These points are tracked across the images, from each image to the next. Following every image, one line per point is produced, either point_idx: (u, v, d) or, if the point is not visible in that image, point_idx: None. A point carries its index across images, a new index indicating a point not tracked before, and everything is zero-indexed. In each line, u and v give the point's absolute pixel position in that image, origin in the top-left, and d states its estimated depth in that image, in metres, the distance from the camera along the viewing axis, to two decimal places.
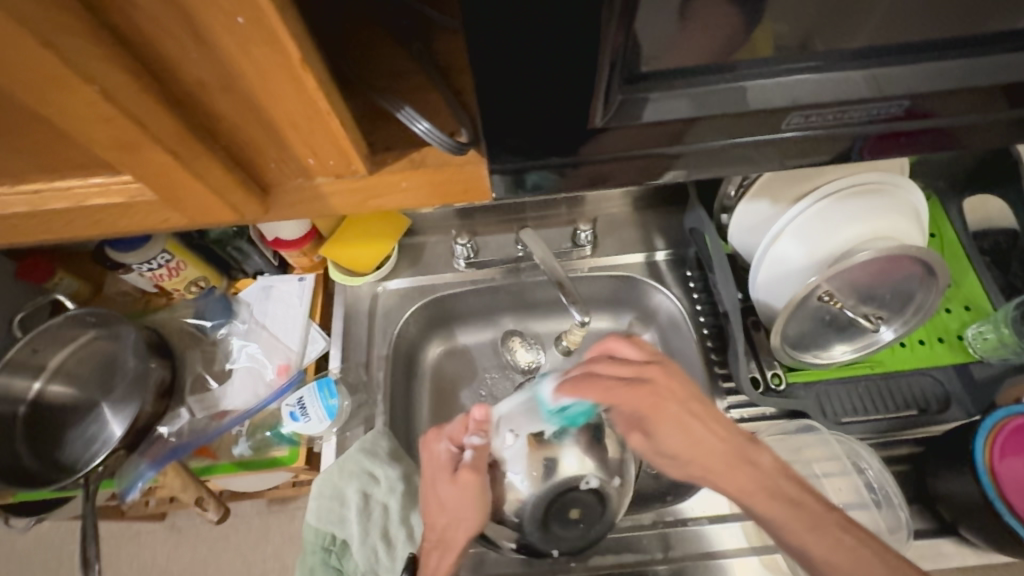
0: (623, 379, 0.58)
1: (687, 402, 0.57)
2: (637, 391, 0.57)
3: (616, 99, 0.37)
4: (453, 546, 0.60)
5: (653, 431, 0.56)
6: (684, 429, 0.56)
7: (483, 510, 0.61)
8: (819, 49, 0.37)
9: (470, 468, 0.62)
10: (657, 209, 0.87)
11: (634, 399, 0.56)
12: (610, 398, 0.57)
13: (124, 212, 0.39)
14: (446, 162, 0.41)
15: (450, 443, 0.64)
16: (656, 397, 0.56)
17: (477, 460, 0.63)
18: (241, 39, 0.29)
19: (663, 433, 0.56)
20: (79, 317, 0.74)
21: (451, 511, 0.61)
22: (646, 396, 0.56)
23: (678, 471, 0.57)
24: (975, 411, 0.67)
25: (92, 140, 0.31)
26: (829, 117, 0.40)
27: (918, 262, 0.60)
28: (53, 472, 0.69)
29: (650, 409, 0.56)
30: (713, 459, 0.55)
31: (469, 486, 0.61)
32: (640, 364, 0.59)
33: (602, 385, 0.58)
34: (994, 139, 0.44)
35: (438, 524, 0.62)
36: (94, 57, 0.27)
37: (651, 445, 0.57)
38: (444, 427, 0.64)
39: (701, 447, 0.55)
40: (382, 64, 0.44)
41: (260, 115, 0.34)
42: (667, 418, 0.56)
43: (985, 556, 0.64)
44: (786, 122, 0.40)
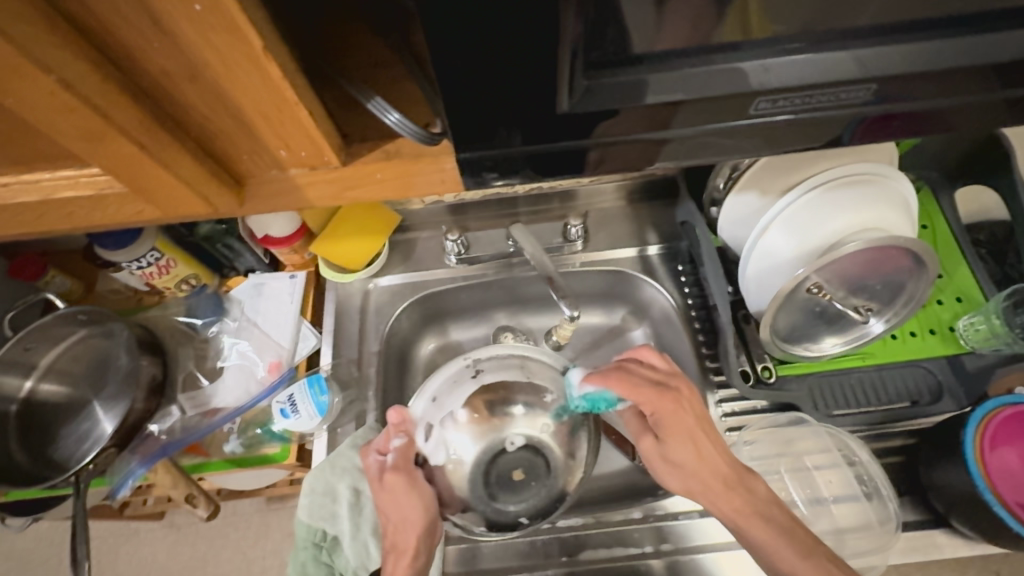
0: (650, 381, 0.59)
1: (702, 418, 0.58)
2: (661, 396, 0.58)
3: (580, 85, 0.37)
4: (404, 549, 0.59)
5: (664, 438, 0.58)
6: (694, 442, 0.57)
7: (427, 505, 0.61)
8: (802, 31, 0.36)
9: (396, 470, 0.62)
10: (650, 203, 0.87)
11: (658, 402, 0.58)
12: (636, 394, 0.58)
13: (97, 205, 0.39)
14: (419, 153, 0.42)
15: (379, 452, 0.63)
16: (677, 406, 0.58)
17: (400, 461, 0.63)
18: (203, 28, 0.28)
19: (674, 444, 0.57)
20: (69, 315, 0.73)
21: (394, 517, 0.61)
22: (669, 402, 0.58)
23: (677, 482, 0.58)
24: (967, 403, 0.67)
25: (55, 130, 0.31)
26: (795, 103, 0.40)
27: (906, 253, 0.60)
28: (44, 470, 0.70)
29: (671, 415, 0.57)
30: (713, 477, 0.56)
31: (399, 487, 0.61)
32: (666, 371, 0.60)
33: (633, 381, 0.59)
34: (974, 121, 0.43)
35: (387, 534, 0.61)
36: (50, 46, 0.27)
37: (659, 449, 0.59)
38: (370, 441, 0.64)
39: (705, 463, 0.56)
40: (362, 57, 0.44)
41: (228, 106, 0.34)
42: (681, 428, 0.57)
43: (978, 547, 0.64)
44: (750, 107, 0.40)
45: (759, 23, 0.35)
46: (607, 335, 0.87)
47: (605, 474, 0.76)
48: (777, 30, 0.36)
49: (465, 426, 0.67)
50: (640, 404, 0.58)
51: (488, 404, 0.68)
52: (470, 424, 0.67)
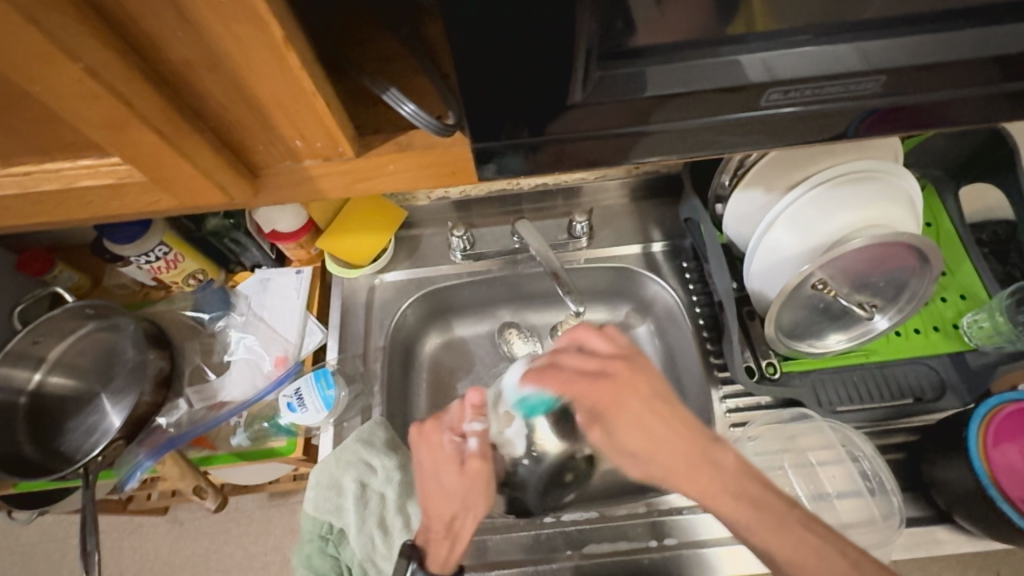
0: (585, 373, 0.57)
1: (647, 398, 0.56)
2: (596, 385, 0.56)
3: (593, 74, 0.37)
4: (463, 536, 0.60)
5: (610, 426, 0.57)
6: (641, 426, 0.56)
7: (490, 495, 0.62)
8: (811, 23, 0.37)
9: (477, 455, 0.62)
10: (655, 200, 0.87)
11: (595, 394, 0.56)
12: (571, 389, 0.58)
13: (114, 194, 0.39)
14: (432, 144, 0.41)
15: (452, 433, 0.63)
16: (616, 390, 0.56)
17: (482, 447, 0.63)
18: (224, 17, 0.29)
19: (620, 430, 0.56)
20: (76, 309, 0.74)
21: (459, 500, 0.61)
22: (605, 391, 0.56)
23: (639, 470, 0.57)
24: (969, 399, 0.67)
25: (78, 118, 0.31)
26: (807, 93, 0.40)
27: (912, 249, 0.60)
28: (52, 461, 0.70)
29: (611, 403, 0.56)
30: (674, 459, 0.55)
31: (478, 475, 0.61)
32: (607, 356, 0.58)
33: (563, 377, 0.58)
34: (981, 114, 0.44)
35: (444, 515, 0.61)
36: (77, 33, 0.27)
37: (610, 440, 0.58)
38: (443, 418, 0.63)
39: (660, 445, 0.56)
40: (373, 50, 0.45)
41: (246, 96, 0.35)
42: (625, 412, 0.56)
43: (980, 543, 0.64)
44: (764, 99, 0.40)
45: (764, 17, 0.36)
46: None
47: (608, 469, 0.76)
48: (783, 22, 0.36)
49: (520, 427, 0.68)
50: (579, 398, 0.58)
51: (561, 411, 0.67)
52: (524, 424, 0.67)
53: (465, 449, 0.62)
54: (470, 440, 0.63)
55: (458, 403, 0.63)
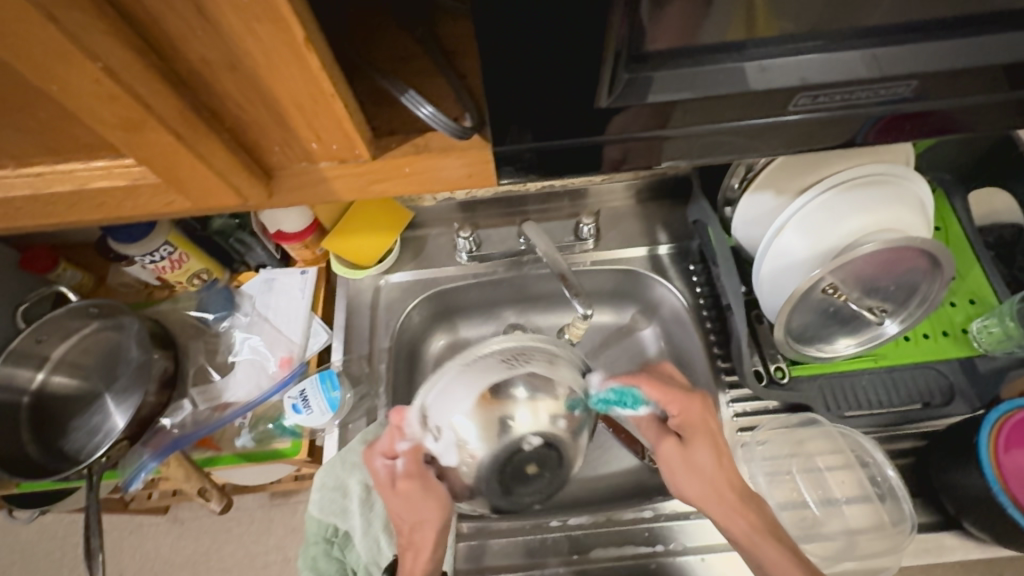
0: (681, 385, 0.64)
1: (717, 437, 0.62)
2: (693, 401, 0.62)
3: (621, 77, 0.36)
4: (422, 547, 0.60)
5: (690, 441, 0.62)
6: (717, 450, 0.61)
7: (441, 505, 0.61)
8: (831, 27, 0.36)
9: (407, 476, 0.61)
10: (662, 202, 0.86)
11: (685, 404, 0.62)
12: (665, 393, 0.62)
13: (128, 195, 0.39)
14: (448, 147, 0.41)
15: (384, 457, 0.62)
16: (704, 410, 0.63)
17: (411, 465, 0.62)
18: (246, 17, 0.28)
19: (699, 447, 0.61)
20: (80, 308, 0.74)
21: (411, 517, 0.61)
22: (696, 409, 0.62)
23: (697, 491, 0.60)
24: (979, 405, 0.67)
25: (96, 119, 0.31)
26: (836, 98, 0.40)
27: (924, 254, 0.59)
28: (56, 462, 0.70)
29: (700, 419, 0.62)
30: (730, 487, 0.60)
31: (411, 494, 0.61)
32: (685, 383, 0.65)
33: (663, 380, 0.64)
34: (999, 121, 0.43)
35: (404, 530, 0.61)
36: (97, 33, 0.27)
37: (682, 454, 0.62)
38: (375, 444, 0.62)
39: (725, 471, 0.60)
40: (386, 50, 0.44)
41: (264, 97, 0.34)
42: (708, 432, 0.62)
43: (989, 550, 0.64)
44: (792, 103, 0.40)
45: (775, 20, 0.35)
46: (616, 334, 0.87)
47: (613, 472, 0.76)
48: (800, 22, 0.36)
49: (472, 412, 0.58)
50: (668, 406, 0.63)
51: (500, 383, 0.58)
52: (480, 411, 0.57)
53: (398, 470, 0.62)
54: (401, 459, 0.62)
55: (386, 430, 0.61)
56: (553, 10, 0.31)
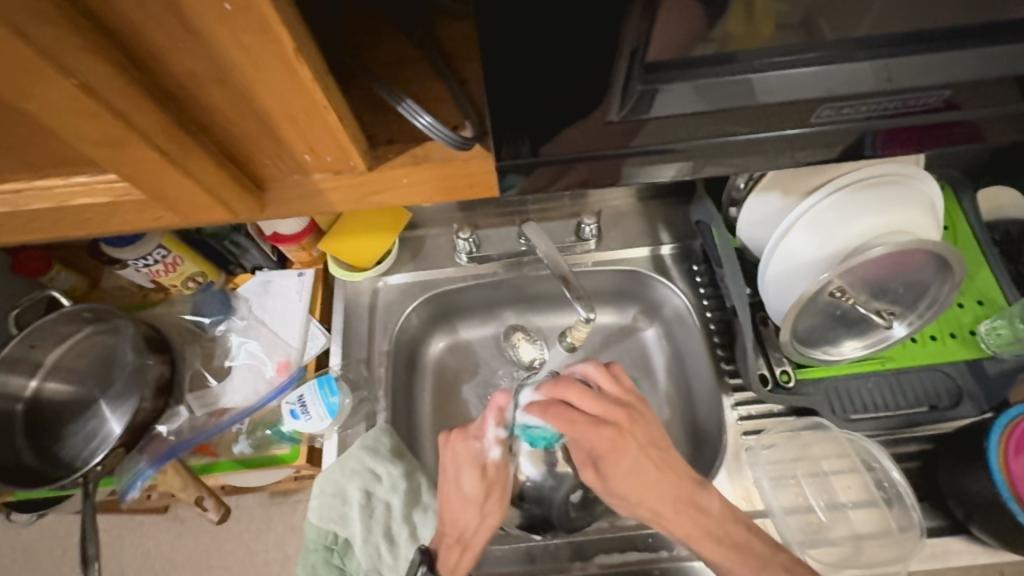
0: (590, 416, 0.57)
1: (646, 446, 0.58)
2: (598, 432, 0.56)
3: (635, 90, 0.35)
4: (473, 544, 0.60)
5: (604, 467, 0.58)
6: (640, 472, 0.57)
7: (503, 506, 0.63)
8: (828, 39, 0.35)
9: (499, 466, 0.64)
10: (663, 200, 0.85)
11: (596, 440, 0.57)
12: (575, 432, 0.57)
13: (113, 211, 0.38)
14: (451, 157, 0.40)
15: (474, 440, 0.63)
16: (620, 438, 0.57)
17: (501, 456, 0.64)
18: (233, 28, 0.27)
19: (619, 465, 0.57)
20: (74, 313, 0.72)
21: (475, 506, 0.61)
22: (609, 438, 0.56)
23: (627, 510, 0.60)
24: (987, 408, 0.66)
25: (76, 136, 0.29)
26: (862, 109, 0.39)
27: (933, 257, 0.58)
28: (51, 470, 0.69)
29: (613, 453, 0.57)
30: (662, 503, 0.57)
31: (495, 483, 0.63)
32: (611, 401, 0.59)
33: (569, 417, 0.57)
34: (1015, 130, 0.43)
35: (459, 521, 0.61)
36: (73, 47, 0.25)
37: (603, 484, 0.59)
38: (468, 427, 0.64)
39: (649, 492, 0.57)
40: (384, 52, 0.43)
41: (255, 110, 0.33)
42: (624, 460, 0.57)
43: (995, 555, 0.63)
44: (817, 114, 0.39)
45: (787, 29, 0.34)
46: (617, 334, 0.86)
47: None
48: (809, 30, 0.35)
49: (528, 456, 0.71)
50: (579, 441, 0.57)
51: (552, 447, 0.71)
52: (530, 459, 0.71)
53: (490, 458, 0.64)
54: (493, 449, 0.64)
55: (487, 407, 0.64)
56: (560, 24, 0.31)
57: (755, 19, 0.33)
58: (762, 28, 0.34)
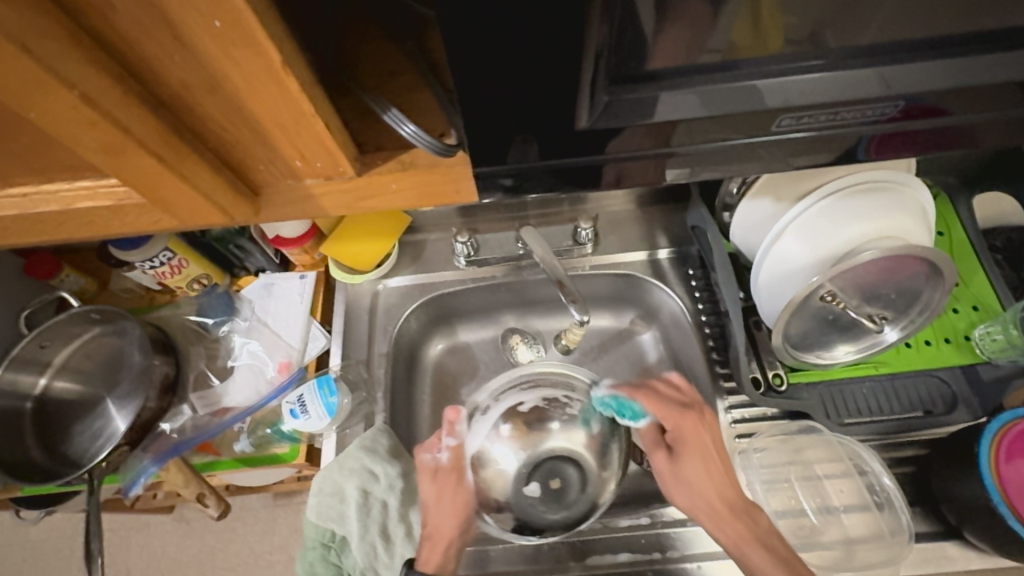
0: (677, 403, 0.64)
1: (714, 445, 0.62)
2: (686, 415, 0.63)
3: (600, 100, 0.37)
4: (444, 537, 0.63)
5: (680, 455, 0.62)
6: (707, 463, 0.61)
7: (461, 514, 0.64)
8: (831, 46, 0.36)
9: (450, 468, 0.66)
10: (661, 206, 0.86)
11: (680, 420, 0.63)
12: (664, 412, 0.63)
13: (115, 214, 0.39)
14: (436, 163, 0.41)
15: (429, 452, 0.67)
16: (698, 426, 0.63)
17: (455, 461, 0.67)
18: (222, 43, 0.28)
19: (688, 462, 0.61)
20: (82, 313, 0.74)
21: (436, 508, 0.65)
22: (690, 424, 0.63)
23: (684, 502, 0.61)
24: (982, 413, 0.66)
25: (77, 143, 0.31)
26: (821, 119, 0.40)
27: (923, 261, 0.59)
28: (58, 466, 0.71)
29: (694, 435, 0.62)
30: (718, 503, 0.59)
31: (447, 487, 0.65)
32: (689, 396, 0.65)
33: (660, 398, 0.64)
34: (999, 136, 0.44)
35: (433, 523, 0.64)
36: (72, 62, 0.27)
37: (671, 469, 0.62)
38: (423, 442, 0.68)
39: (714, 484, 0.60)
40: (375, 63, 0.44)
41: (247, 119, 0.34)
42: (699, 450, 0.62)
43: (990, 560, 0.63)
44: (775, 124, 0.40)
45: (770, 37, 0.35)
46: (615, 339, 0.86)
47: None
48: (817, 43, 0.36)
49: (507, 438, 0.72)
50: (664, 421, 0.63)
51: (529, 420, 0.72)
52: (511, 437, 0.71)
53: (442, 463, 0.67)
54: (444, 453, 0.67)
55: (436, 423, 0.68)
56: (551, 34, 0.32)
57: (764, 31, 0.35)
58: (762, 35, 0.35)
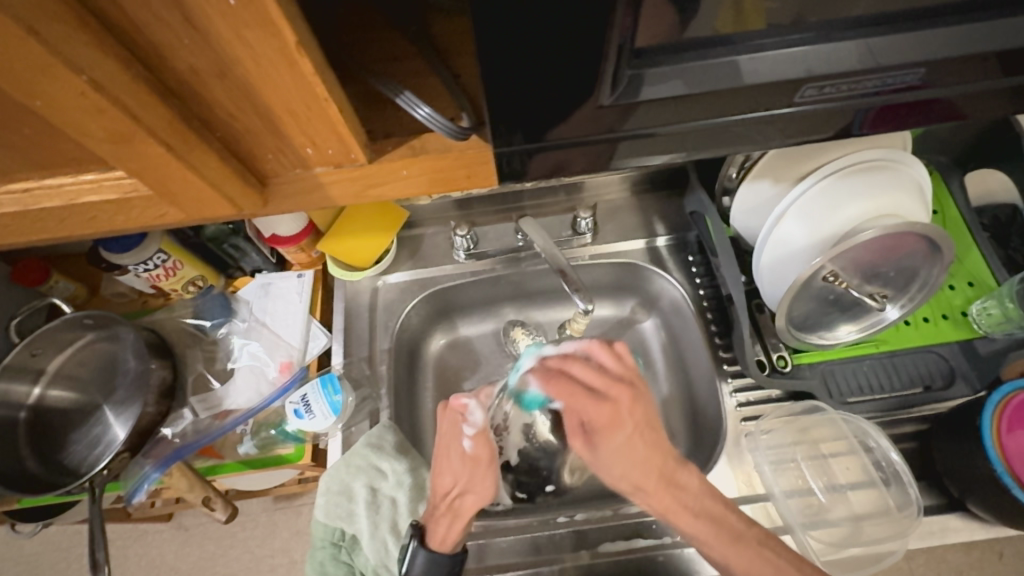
0: (592, 387, 0.59)
1: (641, 426, 0.59)
2: (601, 405, 0.58)
3: (624, 74, 0.36)
4: (463, 512, 0.59)
5: (596, 438, 0.59)
6: (629, 448, 0.58)
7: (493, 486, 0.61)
8: (814, 20, 0.37)
9: (481, 448, 0.62)
10: (657, 193, 0.86)
11: (594, 410, 0.58)
12: (574, 400, 0.59)
13: (120, 208, 0.38)
14: (449, 147, 0.41)
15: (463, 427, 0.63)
16: (616, 413, 0.58)
17: (483, 446, 0.63)
18: (234, 22, 0.28)
19: (608, 439, 0.59)
20: (74, 319, 0.72)
21: (462, 482, 0.62)
22: (607, 413, 0.58)
23: (616, 471, 0.60)
24: (980, 387, 0.67)
25: (84, 132, 0.30)
26: (843, 89, 0.40)
27: (922, 238, 0.59)
28: (57, 476, 0.69)
29: (613, 426, 0.58)
30: (638, 472, 0.59)
31: (481, 463, 0.62)
32: (614, 375, 0.59)
33: (572, 387, 0.59)
34: (998, 106, 0.44)
35: (448, 492, 0.62)
36: (78, 43, 0.26)
37: (591, 449, 0.60)
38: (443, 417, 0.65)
39: (634, 463, 0.58)
40: (378, 48, 0.44)
41: (257, 104, 0.34)
42: (618, 437, 0.58)
43: (992, 530, 0.64)
44: (800, 95, 0.40)
45: (755, 17, 0.35)
46: (616, 327, 0.86)
47: None
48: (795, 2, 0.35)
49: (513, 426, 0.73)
50: (577, 409, 0.59)
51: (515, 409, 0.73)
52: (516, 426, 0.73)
53: (468, 448, 0.62)
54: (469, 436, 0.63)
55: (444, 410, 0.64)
56: (555, 13, 0.31)
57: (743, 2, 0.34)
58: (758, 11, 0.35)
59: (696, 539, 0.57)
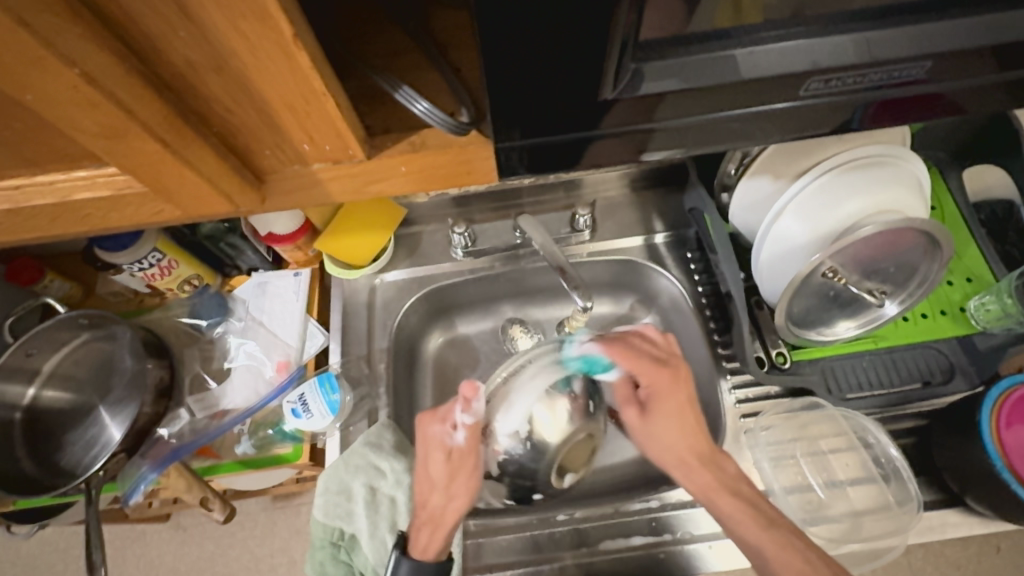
0: (653, 357, 0.63)
1: (690, 398, 0.63)
2: (660, 371, 0.62)
3: (627, 67, 0.36)
4: (445, 523, 0.59)
5: (651, 409, 0.63)
6: (677, 421, 0.62)
7: (473, 489, 0.61)
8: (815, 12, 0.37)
9: (463, 451, 0.61)
10: (656, 190, 0.86)
11: (655, 375, 0.62)
12: (638, 368, 0.62)
13: (115, 205, 0.38)
14: (447, 143, 0.40)
15: (443, 425, 0.61)
16: (675, 383, 0.63)
17: (470, 442, 0.61)
18: (230, 14, 0.27)
19: (660, 415, 0.63)
20: (69, 319, 0.71)
21: (441, 488, 0.61)
22: (667, 378, 0.62)
23: (657, 452, 0.63)
24: (979, 382, 0.67)
25: (77, 127, 0.30)
26: (847, 82, 0.40)
27: (921, 234, 0.59)
28: (52, 477, 0.68)
29: (670, 393, 0.63)
30: (680, 446, 0.62)
31: (462, 466, 0.61)
32: (665, 350, 0.64)
33: (635, 352, 0.63)
34: (997, 100, 0.44)
35: (429, 503, 0.61)
36: (72, 36, 0.26)
37: (643, 423, 0.64)
38: (438, 410, 0.62)
39: (689, 436, 0.62)
40: (376, 43, 0.43)
41: (253, 98, 0.33)
42: (670, 403, 0.63)
43: (991, 525, 0.64)
44: (805, 88, 0.40)
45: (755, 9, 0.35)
46: (615, 325, 0.86)
47: (617, 463, 0.76)
48: None
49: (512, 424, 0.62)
50: (637, 374, 0.63)
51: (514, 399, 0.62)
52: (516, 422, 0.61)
53: (456, 443, 0.61)
54: (461, 432, 0.61)
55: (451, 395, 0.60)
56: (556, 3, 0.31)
57: None
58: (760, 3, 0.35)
59: (722, 518, 0.58)
